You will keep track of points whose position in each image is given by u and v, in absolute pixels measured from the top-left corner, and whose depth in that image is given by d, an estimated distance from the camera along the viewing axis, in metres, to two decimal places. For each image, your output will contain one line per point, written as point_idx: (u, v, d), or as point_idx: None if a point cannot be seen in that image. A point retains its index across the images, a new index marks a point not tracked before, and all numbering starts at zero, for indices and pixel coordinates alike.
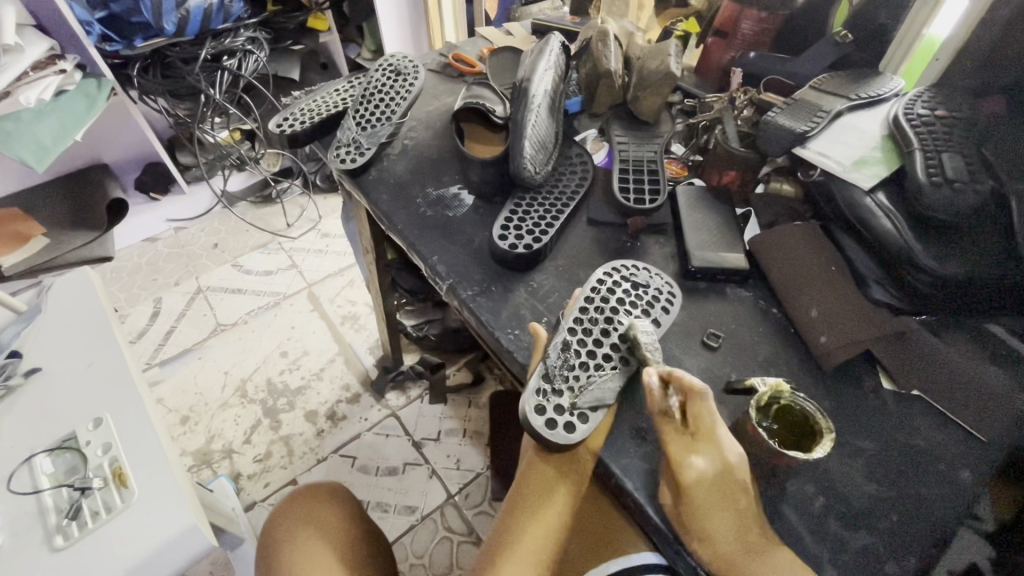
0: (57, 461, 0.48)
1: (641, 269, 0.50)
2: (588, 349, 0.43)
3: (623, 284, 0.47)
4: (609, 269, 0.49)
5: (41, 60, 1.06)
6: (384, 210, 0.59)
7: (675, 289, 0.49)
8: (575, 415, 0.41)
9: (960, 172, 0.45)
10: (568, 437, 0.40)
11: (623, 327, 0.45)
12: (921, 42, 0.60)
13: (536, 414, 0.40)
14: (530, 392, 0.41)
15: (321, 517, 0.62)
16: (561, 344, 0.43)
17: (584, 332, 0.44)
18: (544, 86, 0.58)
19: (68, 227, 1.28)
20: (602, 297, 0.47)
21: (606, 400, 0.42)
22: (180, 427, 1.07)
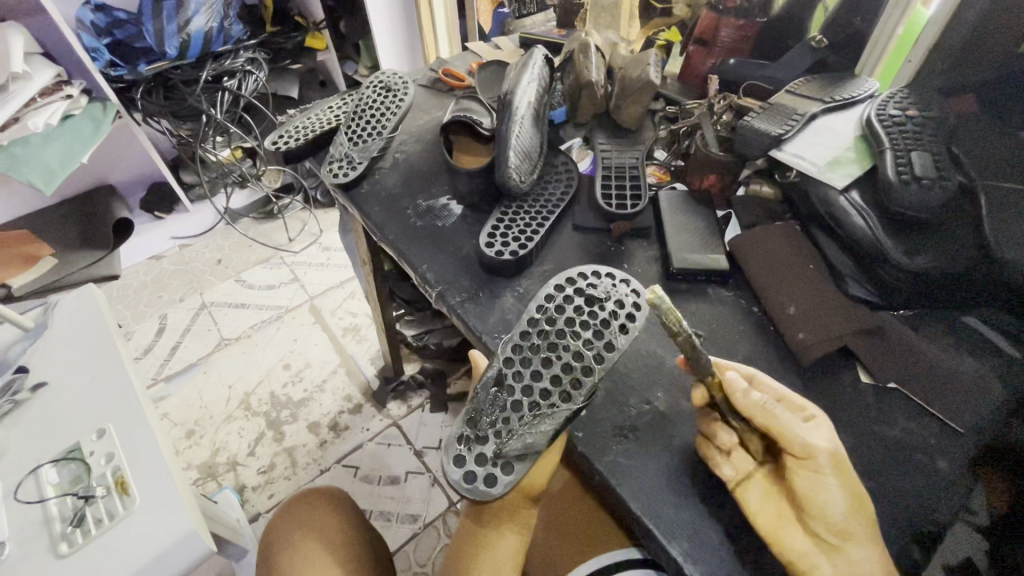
0: (62, 471, 0.50)
1: (603, 277, 0.49)
2: (522, 385, 0.43)
3: (570, 306, 0.47)
4: (562, 280, 0.49)
5: (48, 86, 1.09)
6: (376, 222, 0.61)
7: (640, 298, 0.48)
8: (497, 466, 0.39)
9: (927, 168, 0.45)
10: (486, 491, 0.38)
11: (565, 356, 0.44)
12: (893, 45, 0.61)
13: (455, 467, 0.40)
14: (452, 439, 0.41)
15: (337, 541, 0.61)
16: (493, 380, 0.44)
17: (520, 366, 0.44)
18: (527, 98, 0.60)
19: (76, 248, 1.32)
20: (545, 325, 0.46)
21: (536, 447, 0.40)
22: (186, 441, 1.09)
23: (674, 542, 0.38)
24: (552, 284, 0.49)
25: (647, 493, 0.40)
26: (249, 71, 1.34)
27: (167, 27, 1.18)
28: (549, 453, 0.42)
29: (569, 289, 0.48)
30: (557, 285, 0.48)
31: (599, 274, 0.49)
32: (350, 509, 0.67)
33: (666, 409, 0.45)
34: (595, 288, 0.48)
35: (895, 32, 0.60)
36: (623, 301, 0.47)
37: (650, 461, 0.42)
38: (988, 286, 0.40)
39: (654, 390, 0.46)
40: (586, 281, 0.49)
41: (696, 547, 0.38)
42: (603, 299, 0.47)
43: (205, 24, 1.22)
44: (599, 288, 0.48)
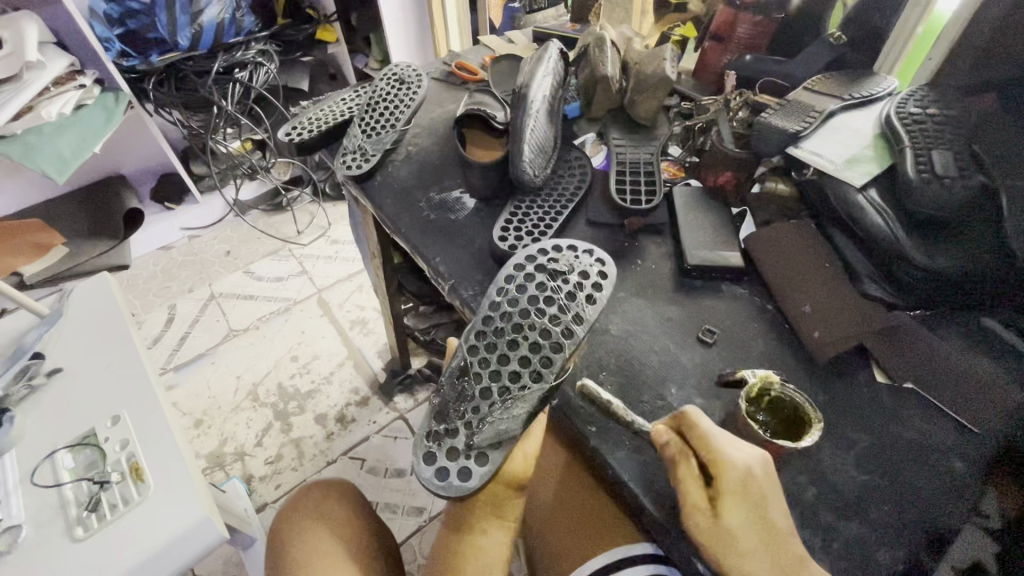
0: (77, 456, 0.50)
1: (565, 251, 0.49)
2: (488, 371, 0.43)
3: (532, 283, 0.46)
4: (522, 259, 0.48)
5: (61, 75, 1.10)
6: (388, 215, 0.61)
7: (607, 267, 0.48)
8: (470, 458, 0.40)
9: (948, 168, 0.45)
10: (462, 486, 0.39)
11: (530, 336, 0.44)
12: (916, 39, 0.60)
13: (425, 465, 0.40)
14: (422, 439, 0.41)
15: (347, 531, 0.61)
16: (458, 370, 0.44)
17: (486, 351, 0.44)
18: (542, 92, 0.60)
19: (87, 237, 1.33)
20: (508, 307, 0.45)
21: (509, 433, 0.41)
22: (194, 430, 1.10)
23: (687, 537, 0.38)
24: (512, 264, 0.48)
25: (660, 490, 0.40)
26: (261, 63, 1.34)
27: (180, 18, 1.17)
28: (522, 436, 0.42)
29: (529, 268, 0.47)
30: (517, 264, 0.48)
31: (560, 249, 0.49)
32: (359, 500, 0.68)
33: (680, 406, 0.45)
34: (557, 263, 0.48)
35: (918, 26, 0.59)
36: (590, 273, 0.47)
37: (662, 457, 0.42)
38: (986, 283, 0.44)
39: (667, 385, 0.46)
40: (547, 256, 0.48)
41: None
42: (569, 274, 0.47)
43: (217, 16, 1.22)
44: (561, 263, 0.48)
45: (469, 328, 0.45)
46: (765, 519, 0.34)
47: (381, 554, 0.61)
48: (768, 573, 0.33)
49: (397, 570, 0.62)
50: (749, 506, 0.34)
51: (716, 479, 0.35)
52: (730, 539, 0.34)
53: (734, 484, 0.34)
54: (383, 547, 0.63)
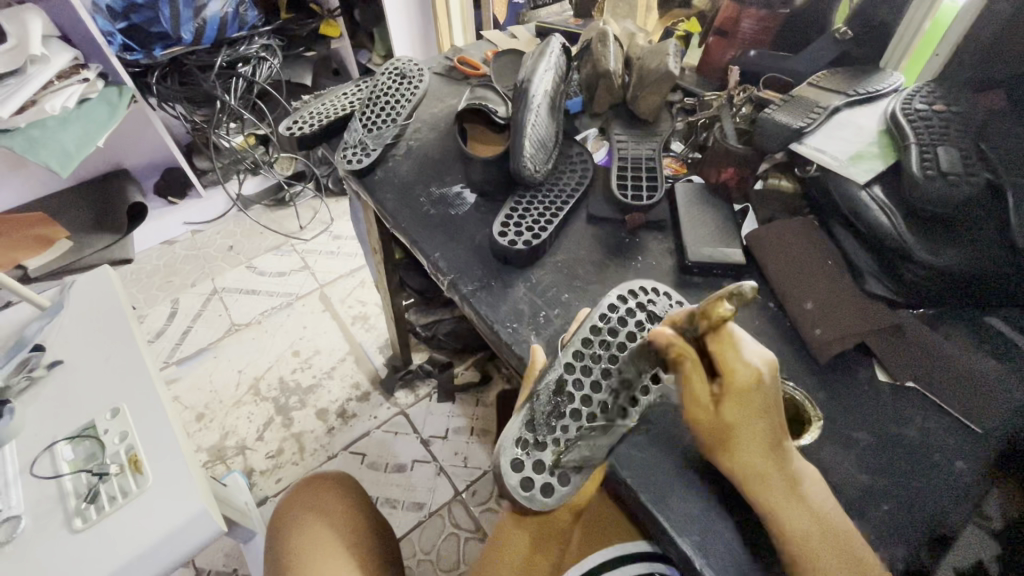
0: (76, 448, 0.50)
1: (659, 294, 0.49)
2: (582, 395, 0.42)
3: (633, 319, 0.46)
4: (623, 293, 0.48)
5: (65, 69, 1.11)
6: (388, 209, 0.61)
7: None
8: (555, 475, 0.39)
9: (954, 165, 0.45)
10: (543, 500, 0.38)
11: (626, 370, 0.43)
12: (924, 33, 0.59)
13: (512, 471, 0.39)
14: (509, 443, 0.40)
15: (345, 524, 0.62)
16: (552, 385, 0.43)
17: (582, 375, 0.43)
18: (543, 86, 0.59)
19: (90, 231, 1.33)
20: (606, 338, 0.45)
21: (593, 461, 0.39)
22: (196, 424, 1.10)
23: (684, 536, 0.38)
24: (614, 294, 0.48)
25: (656, 488, 0.40)
26: (264, 58, 1.34)
27: (183, 12, 1.17)
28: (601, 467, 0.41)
29: (630, 303, 0.47)
30: (620, 296, 0.47)
31: (658, 291, 0.49)
32: (360, 493, 0.68)
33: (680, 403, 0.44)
34: (655, 305, 0.48)
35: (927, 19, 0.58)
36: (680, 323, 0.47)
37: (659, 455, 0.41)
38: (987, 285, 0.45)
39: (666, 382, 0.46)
40: (645, 296, 0.48)
41: (708, 542, 0.38)
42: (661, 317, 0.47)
43: (220, 10, 1.22)
44: (657, 305, 0.48)
45: (568, 344, 0.45)
46: (752, 400, 0.36)
47: (381, 548, 0.61)
48: (757, 453, 0.36)
49: (397, 566, 0.62)
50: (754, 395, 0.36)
51: (734, 366, 0.36)
52: (724, 414, 0.36)
53: (745, 373, 0.36)
54: (382, 542, 0.63)
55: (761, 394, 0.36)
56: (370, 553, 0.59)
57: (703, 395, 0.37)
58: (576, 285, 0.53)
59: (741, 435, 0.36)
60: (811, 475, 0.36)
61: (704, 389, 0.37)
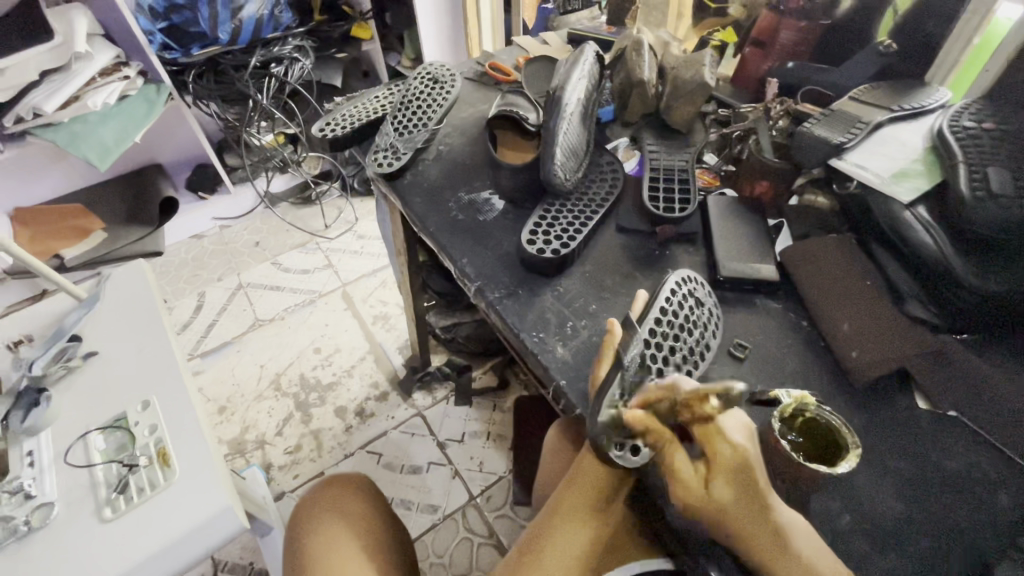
0: (108, 438, 0.51)
1: (697, 284, 0.48)
2: (658, 367, 0.41)
3: (688, 303, 0.46)
4: (679, 279, 0.47)
5: (107, 67, 1.14)
6: (417, 213, 0.61)
7: (717, 310, 0.48)
8: (642, 436, 0.38)
9: (1005, 186, 0.44)
10: (634, 461, 0.37)
11: (687, 348, 0.44)
12: (982, 37, 0.57)
13: (610, 435, 0.36)
14: (606, 407, 0.37)
15: (363, 529, 0.62)
16: (637, 359, 0.40)
17: (657, 348, 0.42)
18: (576, 95, 0.59)
19: (123, 224, 1.37)
20: (671, 316, 0.44)
21: None
22: (218, 416, 1.12)
23: (713, 560, 0.36)
24: (672, 280, 0.47)
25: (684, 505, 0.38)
26: (296, 59, 1.36)
27: (221, 13, 1.20)
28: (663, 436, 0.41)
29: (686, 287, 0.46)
30: (678, 281, 0.47)
31: (692, 279, 0.49)
32: (377, 497, 0.68)
33: None
34: (696, 291, 0.47)
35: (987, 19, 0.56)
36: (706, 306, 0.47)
37: None
38: None
39: None
40: (689, 282, 0.48)
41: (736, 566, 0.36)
42: (701, 304, 0.47)
43: (256, 12, 1.24)
44: (698, 291, 0.47)
45: (643, 319, 0.43)
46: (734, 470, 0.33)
47: (397, 554, 0.61)
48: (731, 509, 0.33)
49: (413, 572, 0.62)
50: (735, 475, 0.33)
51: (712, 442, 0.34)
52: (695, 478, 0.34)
53: (729, 453, 0.33)
54: (396, 544, 0.63)
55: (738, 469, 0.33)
56: (387, 556, 0.60)
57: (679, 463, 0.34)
58: (604, 297, 0.52)
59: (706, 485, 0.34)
60: (803, 528, 0.33)
61: (692, 473, 0.34)
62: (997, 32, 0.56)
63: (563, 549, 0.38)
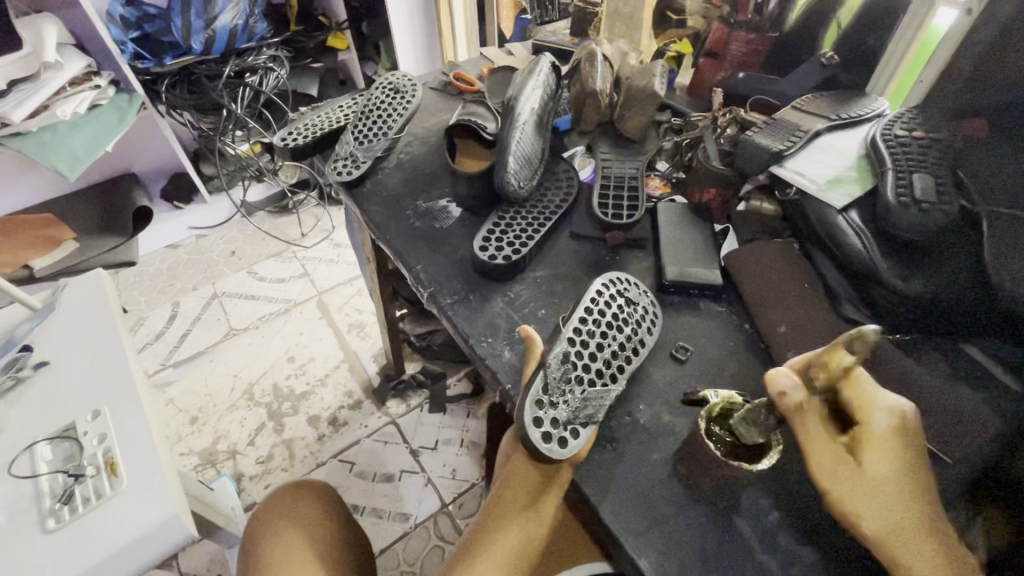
0: (56, 449, 0.51)
1: (633, 286, 0.51)
2: (584, 363, 0.43)
3: (618, 303, 0.48)
4: (606, 280, 0.49)
5: (77, 76, 1.14)
6: (375, 221, 0.62)
7: (658, 311, 0.50)
8: (569, 429, 0.39)
9: (928, 192, 0.46)
10: (561, 453, 0.38)
11: (615, 343, 0.45)
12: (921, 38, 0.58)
13: (534, 427, 0.38)
14: (528, 403, 0.39)
15: (319, 534, 0.62)
16: (559, 357, 0.42)
17: (581, 345, 0.44)
18: (530, 105, 0.60)
19: (96, 233, 1.36)
20: (597, 315, 0.46)
21: (596, 418, 0.41)
22: (188, 427, 1.11)
23: (643, 553, 0.37)
24: (597, 283, 0.49)
25: (620, 504, 0.39)
26: (271, 68, 1.36)
27: (194, 23, 1.20)
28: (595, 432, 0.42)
29: (613, 289, 0.49)
30: (604, 283, 0.49)
31: (627, 281, 0.51)
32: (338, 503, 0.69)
33: (647, 421, 0.44)
34: (629, 292, 0.50)
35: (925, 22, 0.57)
36: (642, 308, 0.49)
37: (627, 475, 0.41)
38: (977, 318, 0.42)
39: (635, 402, 0.45)
40: (619, 284, 0.50)
41: (667, 564, 0.37)
42: (635, 305, 0.49)
43: (231, 21, 1.25)
44: (631, 292, 0.50)
45: (566, 319, 0.45)
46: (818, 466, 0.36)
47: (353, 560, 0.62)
48: (901, 497, 0.33)
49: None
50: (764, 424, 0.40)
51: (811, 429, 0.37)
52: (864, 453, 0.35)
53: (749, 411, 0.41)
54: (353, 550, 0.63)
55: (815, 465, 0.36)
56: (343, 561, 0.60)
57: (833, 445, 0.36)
58: (553, 302, 0.53)
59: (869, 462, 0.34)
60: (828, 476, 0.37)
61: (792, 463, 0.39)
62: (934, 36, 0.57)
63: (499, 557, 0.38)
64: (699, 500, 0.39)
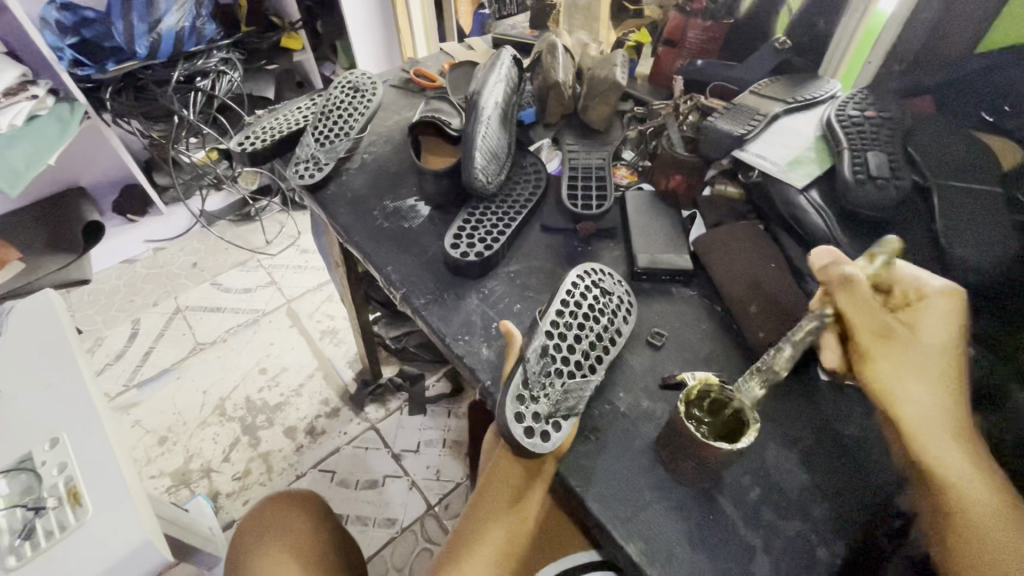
0: (12, 482, 0.49)
1: (608, 276, 0.51)
2: (562, 356, 0.43)
3: (593, 294, 0.48)
4: (580, 272, 0.49)
5: (12, 85, 1.07)
6: (342, 223, 0.60)
7: (633, 299, 0.50)
8: (551, 423, 0.39)
9: (882, 169, 0.47)
10: (544, 447, 0.38)
11: (593, 334, 0.45)
12: (868, 21, 0.60)
13: (515, 423, 0.38)
14: (509, 399, 0.39)
15: (304, 542, 0.61)
16: (538, 350, 0.42)
17: (559, 338, 0.44)
18: (493, 99, 0.59)
19: (44, 252, 1.26)
20: (574, 307, 0.46)
21: (577, 410, 0.41)
22: (158, 448, 1.07)
23: (631, 539, 0.37)
24: (573, 275, 0.49)
25: (604, 493, 0.39)
26: (223, 72, 1.32)
27: (137, 26, 1.15)
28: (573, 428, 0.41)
29: (588, 280, 0.49)
30: (579, 274, 0.49)
31: (602, 271, 0.51)
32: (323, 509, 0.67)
33: (627, 409, 0.44)
34: (604, 283, 0.50)
35: (870, 6, 0.59)
36: (617, 298, 0.50)
37: (610, 464, 0.41)
38: None
39: (614, 389, 0.45)
40: (594, 275, 0.50)
41: (654, 548, 0.37)
42: (610, 294, 0.49)
43: (177, 24, 1.19)
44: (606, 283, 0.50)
45: (543, 313, 0.45)
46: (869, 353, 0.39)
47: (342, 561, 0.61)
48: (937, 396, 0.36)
49: None
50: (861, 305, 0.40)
51: (857, 324, 0.39)
52: (884, 359, 0.38)
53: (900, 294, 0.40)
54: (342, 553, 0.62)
55: (874, 354, 0.39)
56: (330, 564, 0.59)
57: (884, 340, 0.38)
58: (528, 296, 0.53)
59: (888, 367, 0.37)
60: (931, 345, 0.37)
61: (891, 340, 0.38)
62: (878, 20, 0.59)
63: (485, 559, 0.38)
64: (681, 483, 0.40)
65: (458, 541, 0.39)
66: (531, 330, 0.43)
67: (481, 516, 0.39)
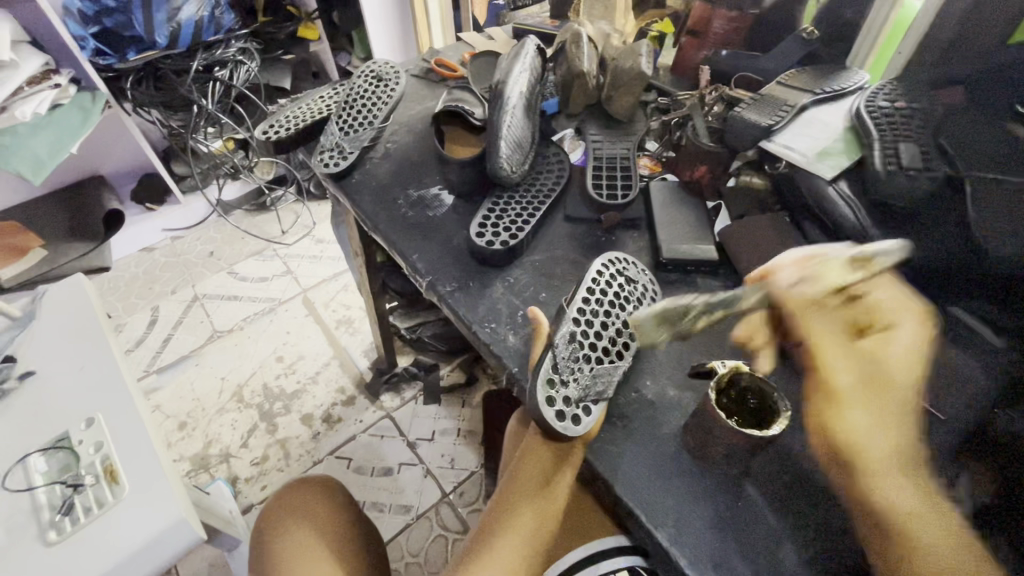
0: (50, 460, 0.49)
1: (633, 266, 0.51)
2: (590, 342, 0.43)
3: (618, 282, 0.48)
4: (605, 260, 0.50)
5: (36, 74, 1.08)
6: (367, 212, 0.61)
7: (658, 289, 0.51)
8: (581, 406, 0.40)
9: (914, 159, 0.47)
10: (576, 429, 0.39)
11: (619, 321, 0.46)
12: (897, 12, 0.59)
13: (546, 406, 0.38)
14: (540, 383, 0.39)
15: (325, 520, 0.62)
16: (566, 336, 0.43)
17: (586, 325, 0.44)
18: (518, 88, 0.59)
19: (64, 239, 1.30)
20: (599, 294, 0.47)
21: (605, 395, 0.41)
22: (178, 433, 1.09)
23: (660, 525, 0.38)
24: (597, 263, 0.49)
25: (633, 478, 0.40)
26: (241, 61, 1.33)
27: (156, 16, 1.16)
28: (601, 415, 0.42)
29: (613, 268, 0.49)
30: (604, 262, 0.49)
31: (627, 261, 0.51)
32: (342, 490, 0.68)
33: (654, 397, 0.44)
34: (629, 271, 0.50)
35: None
36: (642, 287, 0.50)
37: (638, 450, 0.41)
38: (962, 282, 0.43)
39: (641, 377, 0.46)
40: (618, 265, 0.50)
41: (682, 534, 0.37)
42: (636, 283, 0.49)
43: (195, 15, 1.21)
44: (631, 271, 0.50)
45: (571, 299, 0.46)
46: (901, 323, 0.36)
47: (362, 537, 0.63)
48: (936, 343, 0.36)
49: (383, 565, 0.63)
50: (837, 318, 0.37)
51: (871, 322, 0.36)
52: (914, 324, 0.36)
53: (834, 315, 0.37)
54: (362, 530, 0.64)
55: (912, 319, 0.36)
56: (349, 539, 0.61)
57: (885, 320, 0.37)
58: (552, 285, 0.53)
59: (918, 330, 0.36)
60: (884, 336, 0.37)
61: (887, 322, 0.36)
62: (908, 13, 0.58)
63: (516, 543, 0.39)
64: (709, 470, 0.40)
65: (488, 526, 0.40)
66: (559, 316, 0.44)
67: (511, 501, 0.40)
